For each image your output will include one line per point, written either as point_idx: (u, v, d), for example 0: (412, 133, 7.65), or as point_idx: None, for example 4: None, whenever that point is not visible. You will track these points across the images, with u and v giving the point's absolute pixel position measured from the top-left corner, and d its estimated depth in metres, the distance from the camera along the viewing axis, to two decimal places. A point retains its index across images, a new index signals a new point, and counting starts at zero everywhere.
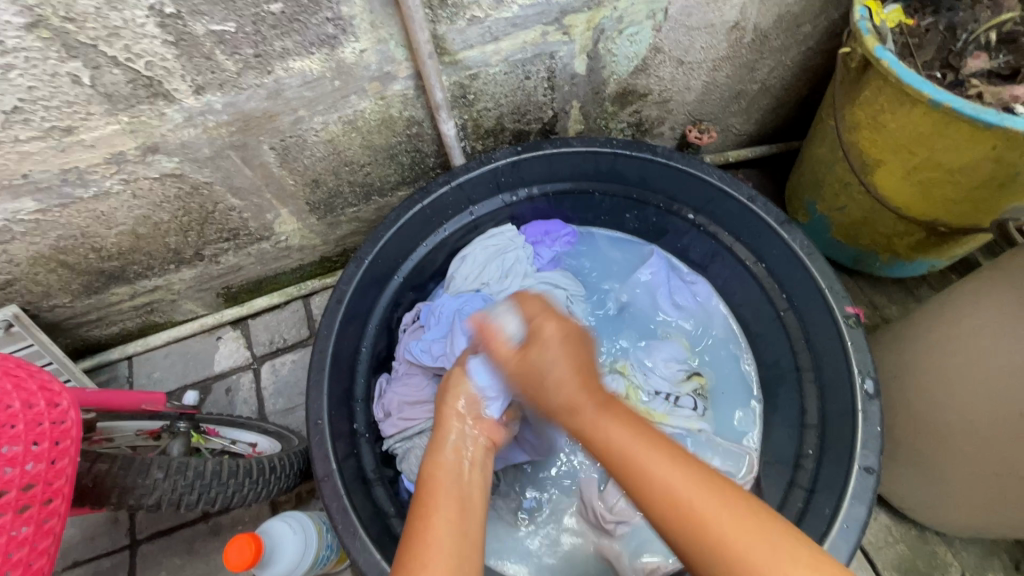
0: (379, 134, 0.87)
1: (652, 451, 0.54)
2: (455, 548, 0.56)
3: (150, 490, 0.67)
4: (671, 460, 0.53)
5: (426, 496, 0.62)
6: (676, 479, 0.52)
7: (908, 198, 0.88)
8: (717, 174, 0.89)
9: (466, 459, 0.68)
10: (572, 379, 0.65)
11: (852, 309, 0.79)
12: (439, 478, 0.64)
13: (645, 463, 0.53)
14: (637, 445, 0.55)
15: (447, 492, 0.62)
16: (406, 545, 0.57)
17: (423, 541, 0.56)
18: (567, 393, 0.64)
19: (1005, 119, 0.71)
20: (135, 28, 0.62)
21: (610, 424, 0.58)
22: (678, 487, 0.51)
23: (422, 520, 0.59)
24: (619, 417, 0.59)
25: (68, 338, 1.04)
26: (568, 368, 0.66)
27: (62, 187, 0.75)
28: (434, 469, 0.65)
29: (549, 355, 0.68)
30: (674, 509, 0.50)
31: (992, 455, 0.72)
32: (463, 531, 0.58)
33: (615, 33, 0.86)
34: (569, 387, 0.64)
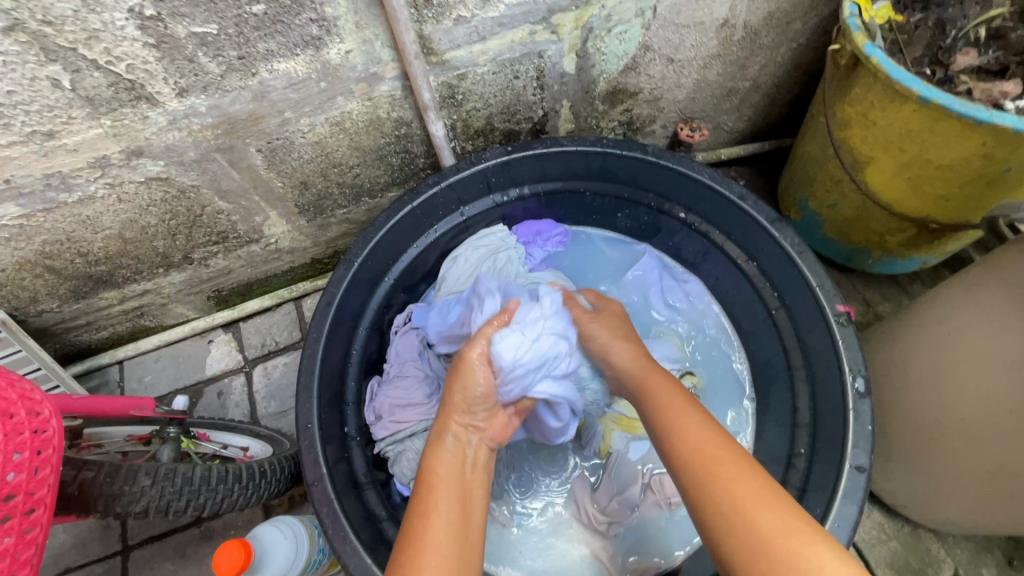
0: (368, 135, 0.86)
1: (689, 416, 0.66)
2: (456, 548, 0.58)
3: (138, 496, 0.67)
4: (705, 425, 0.64)
5: (425, 493, 0.63)
6: (708, 441, 0.62)
7: (899, 195, 0.88)
8: (707, 173, 0.89)
9: (469, 462, 0.68)
10: (636, 358, 0.78)
11: (843, 307, 0.79)
12: (439, 476, 0.65)
13: (673, 415, 0.67)
14: (685, 408, 0.67)
15: (448, 492, 0.63)
16: (404, 543, 0.59)
17: (424, 536, 0.59)
18: (635, 370, 0.76)
19: (994, 116, 0.70)
20: (115, 31, 0.61)
21: (661, 394, 0.70)
22: (705, 446, 0.61)
23: (421, 517, 0.61)
24: (675, 391, 0.71)
25: (57, 344, 1.04)
26: (629, 356, 0.79)
27: (45, 192, 0.75)
28: (435, 466, 0.66)
29: (599, 329, 0.83)
30: (697, 458, 0.61)
31: (983, 453, 0.72)
32: (464, 532, 0.60)
33: (603, 31, 0.86)
34: (637, 365, 0.77)
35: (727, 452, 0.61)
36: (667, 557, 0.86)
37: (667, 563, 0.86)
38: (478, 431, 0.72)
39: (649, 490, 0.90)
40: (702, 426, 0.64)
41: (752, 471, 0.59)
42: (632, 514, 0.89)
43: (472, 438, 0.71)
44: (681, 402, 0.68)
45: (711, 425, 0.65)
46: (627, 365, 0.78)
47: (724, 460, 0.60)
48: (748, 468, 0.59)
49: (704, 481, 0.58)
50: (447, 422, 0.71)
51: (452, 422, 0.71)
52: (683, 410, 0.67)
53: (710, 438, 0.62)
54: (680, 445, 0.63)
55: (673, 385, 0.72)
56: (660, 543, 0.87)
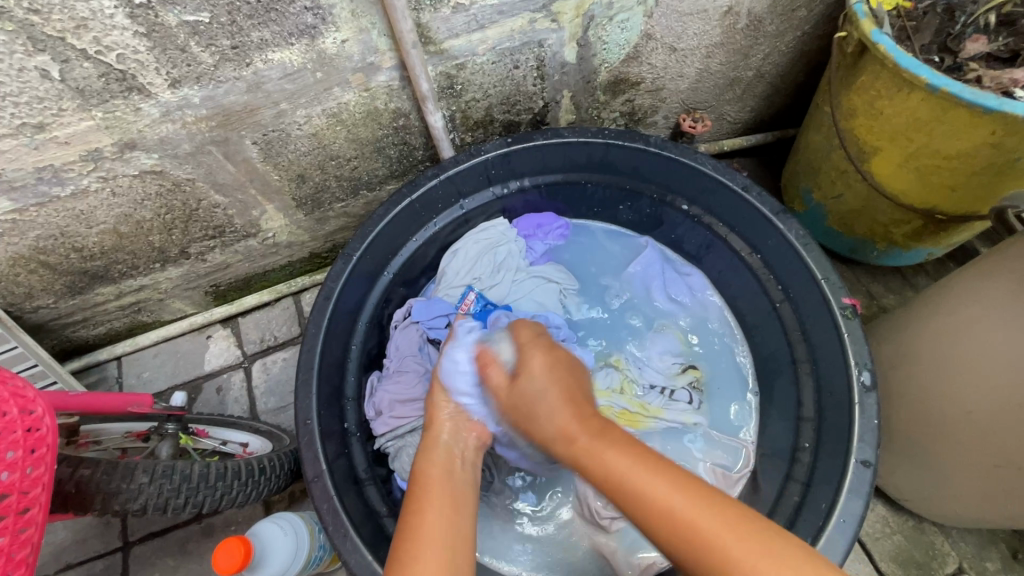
0: (365, 127, 0.85)
1: (648, 475, 0.55)
2: (450, 539, 0.57)
3: (135, 494, 0.66)
4: (673, 482, 0.54)
5: (420, 491, 0.63)
6: (670, 495, 0.53)
7: (905, 186, 0.87)
8: (711, 164, 0.87)
9: (458, 458, 0.69)
10: (561, 402, 0.66)
11: (849, 300, 0.78)
12: (432, 474, 0.65)
13: (633, 481, 0.55)
14: (636, 468, 0.56)
15: (441, 489, 0.63)
16: (401, 541, 0.57)
17: (418, 534, 0.57)
18: (558, 424, 0.65)
19: (1004, 104, 0.69)
20: (105, 19, 0.59)
21: (607, 455, 0.59)
22: (682, 509, 0.51)
23: (416, 515, 0.59)
24: (617, 444, 0.60)
25: (54, 340, 1.03)
26: (556, 401, 0.66)
27: (37, 186, 0.73)
28: (428, 467, 0.66)
29: (537, 384, 0.69)
30: (672, 525, 0.51)
31: (991, 447, 0.71)
32: (456, 525, 0.59)
33: (605, 20, 0.84)
34: (558, 418, 0.65)
35: (705, 510, 0.51)
36: None
37: None
38: (466, 426, 0.74)
39: None
40: (655, 480, 0.54)
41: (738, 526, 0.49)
42: None
43: (463, 434, 0.73)
44: (628, 459, 0.57)
45: (677, 482, 0.54)
46: (547, 430, 0.65)
47: (704, 516, 0.50)
48: (732, 521, 0.50)
49: (695, 551, 0.49)
50: (438, 421, 0.73)
51: (442, 421, 0.73)
52: (639, 470, 0.55)
53: (683, 497, 0.52)
54: (652, 519, 0.52)
55: (602, 438, 0.61)
56: None
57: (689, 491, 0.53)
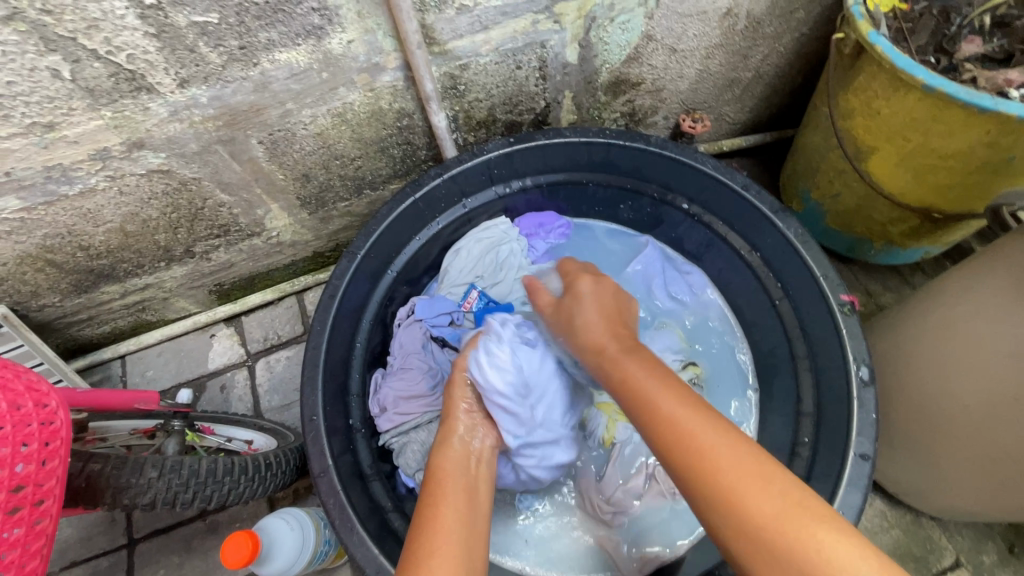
0: (369, 127, 0.86)
1: (671, 395, 0.58)
2: (465, 540, 0.58)
3: (145, 489, 0.66)
4: (689, 405, 0.56)
5: (435, 486, 0.65)
6: (681, 410, 0.56)
7: (902, 185, 0.88)
8: (711, 163, 0.88)
9: (473, 455, 0.72)
10: (598, 316, 0.74)
11: (847, 296, 0.79)
12: (447, 469, 0.68)
13: (648, 390, 0.60)
14: (654, 382, 0.61)
15: (455, 483, 0.65)
16: (416, 534, 0.58)
17: (435, 524, 0.59)
18: (593, 334, 0.72)
19: (999, 104, 0.70)
20: (115, 20, 0.60)
21: (633, 365, 0.65)
22: (693, 426, 0.54)
23: (431, 509, 0.61)
24: (642, 359, 0.65)
25: (59, 338, 1.03)
26: (595, 316, 0.74)
27: (46, 185, 0.74)
28: (443, 462, 0.69)
29: (581, 304, 0.77)
30: (678, 439, 0.54)
31: (987, 440, 0.72)
32: (472, 517, 0.61)
33: (606, 21, 0.85)
34: (596, 328, 0.73)
35: (712, 431, 0.54)
36: (671, 546, 0.86)
37: (671, 552, 0.86)
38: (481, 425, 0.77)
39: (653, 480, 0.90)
40: (674, 402, 0.57)
41: (738, 448, 0.52)
42: (637, 503, 0.89)
43: (478, 431, 0.76)
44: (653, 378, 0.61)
45: (694, 404, 0.57)
46: (582, 338, 0.73)
47: (711, 445, 0.52)
48: (736, 446, 0.52)
49: (696, 470, 0.52)
50: (454, 421, 0.75)
51: (457, 417, 0.76)
52: (659, 389, 0.59)
53: (707, 430, 0.54)
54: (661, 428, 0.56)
55: (633, 355, 0.66)
56: (664, 532, 0.88)
57: (702, 414, 0.56)
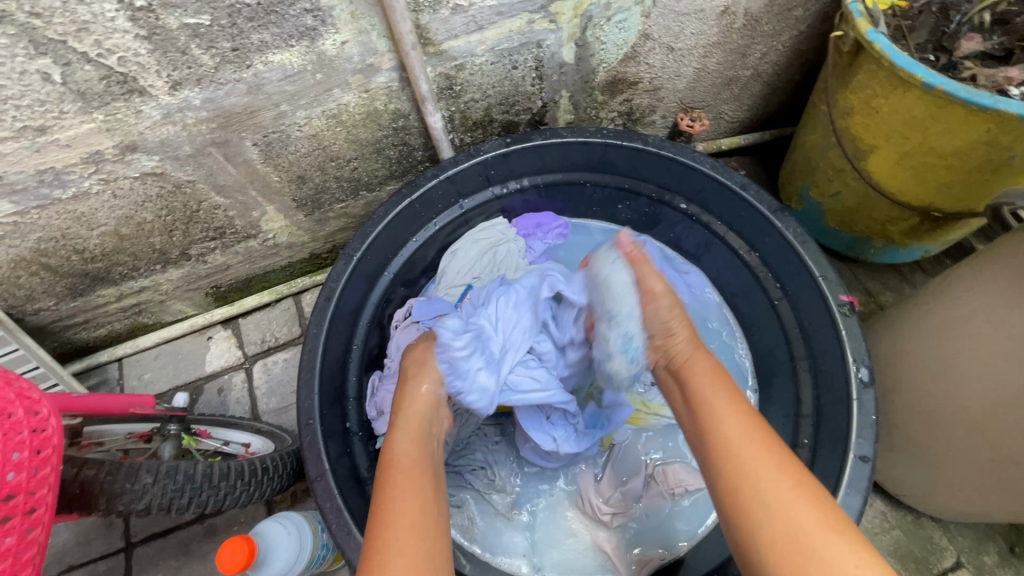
0: (365, 128, 0.85)
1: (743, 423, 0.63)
2: (418, 527, 0.58)
3: (140, 494, 0.66)
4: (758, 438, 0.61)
5: (387, 480, 0.63)
6: (746, 438, 0.61)
7: (901, 183, 0.87)
8: (709, 163, 0.88)
9: (428, 434, 0.71)
10: (686, 330, 0.76)
11: (847, 296, 0.78)
12: (401, 463, 0.65)
13: (714, 410, 0.65)
14: (720, 395, 0.67)
15: (408, 475, 0.63)
16: (373, 532, 0.58)
17: (387, 522, 0.58)
18: (675, 343, 0.75)
19: (999, 102, 0.70)
20: (105, 22, 0.60)
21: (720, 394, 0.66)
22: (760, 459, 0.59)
23: (384, 501, 0.60)
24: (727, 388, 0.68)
25: (55, 342, 1.03)
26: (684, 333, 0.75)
27: (39, 188, 0.74)
28: (395, 452, 0.66)
29: (657, 311, 0.77)
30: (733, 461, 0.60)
31: (987, 441, 0.72)
32: (429, 509, 0.61)
33: (603, 20, 0.84)
34: (679, 340, 0.75)
35: (786, 473, 0.57)
36: (670, 548, 0.86)
37: (671, 554, 0.86)
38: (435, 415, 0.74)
39: (653, 481, 0.90)
40: (743, 426, 0.62)
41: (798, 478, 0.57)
42: (636, 505, 0.89)
43: (432, 408, 0.74)
44: (721, 396, 0.66)
45: (769, 440, 0.61)
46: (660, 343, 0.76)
47: (765, 465, 0.58)
48: (791, 470, 0.57)
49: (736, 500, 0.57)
50: (405, 400, 0.73)
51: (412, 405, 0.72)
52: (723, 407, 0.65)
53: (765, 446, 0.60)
54: (719, 451, 0.61)
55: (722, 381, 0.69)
56: (663, 534, 0.87)
57: (773, 448, 0.60)
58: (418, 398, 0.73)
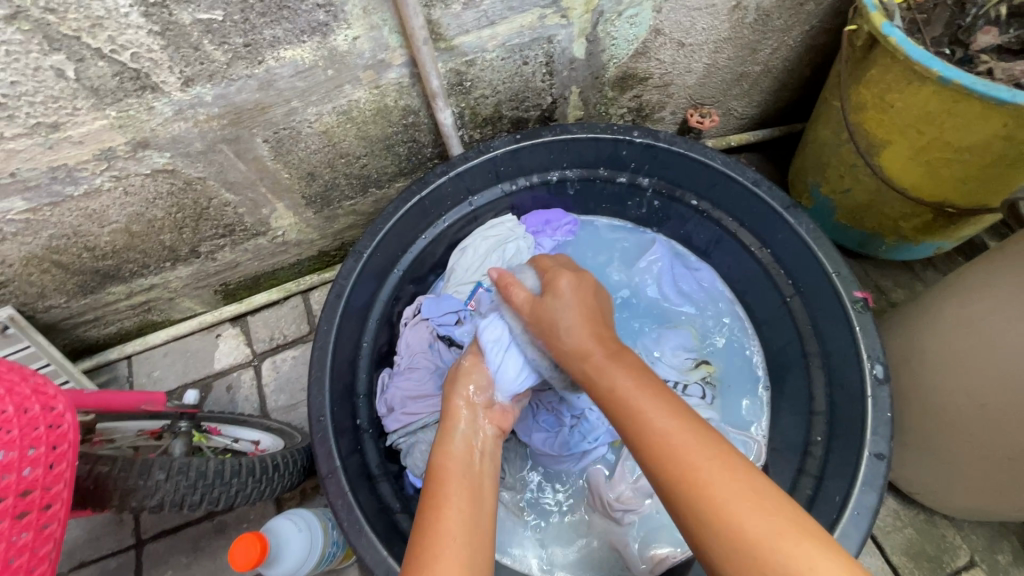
0: (375, 124, 0.85)
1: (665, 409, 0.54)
2: (468, 535, 0.55)
3: (153, 491, 0.66)
4: (685, 421, 0.53)
5: (436, 486, 0.60)
6: (679, 429, 0.52)
7: (915, 179, 0.87)
8: (721, 159, 0.87)
9: (477, 450, 0.65)
10: (580, 321, 0.68)
11: (861, 293, 0.78)
12: (450, 468, 0.62)
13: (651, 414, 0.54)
14: (642, 394, 0.56)
15: (459, 482, 0.60)
16: (420, 534, 0.55)
17: (437, 526, 0.55)
18: (574, 340, 0.66)
19: (1017, 96, 0.69)
20: (119, 18, 0.60)
21: (617, 370, 0.60)
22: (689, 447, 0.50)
23: (434, 509, 0.57)
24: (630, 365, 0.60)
25: (66, 339, 1.03)
26: (577, 316, 0.68)
27: (51, 185, 0.74)
28: (445, 460, 0.63)
29: (559, 302, 0.70)
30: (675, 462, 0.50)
31: (1004, 438, 0.71)
32: (477, 519, 0.56)
33: (614, 15, 0.84)
34: (577, 334, 0.66)
35: (707, 449, 0.50)
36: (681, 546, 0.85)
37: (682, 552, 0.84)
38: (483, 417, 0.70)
39: None
40: (677, 421, 0.53)
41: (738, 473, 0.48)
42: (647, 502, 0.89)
43: (479, 422, 0.69)
44: (645, 394, 0.56)
45: (691, 422, 0.53)
46: (569, 342, 0.67)
47: (696, 460, 0.49)
48: (714, 454, 0.50)
49: (686, 497, 0.48)
50: (454, 410, 0.69)
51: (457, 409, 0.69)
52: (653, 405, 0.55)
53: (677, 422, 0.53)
54: (653, 447, 0.52)
55: (621, 359, 0.62)
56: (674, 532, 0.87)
57: (703, 436, 0.52)
58: (467, 403, 0.70)
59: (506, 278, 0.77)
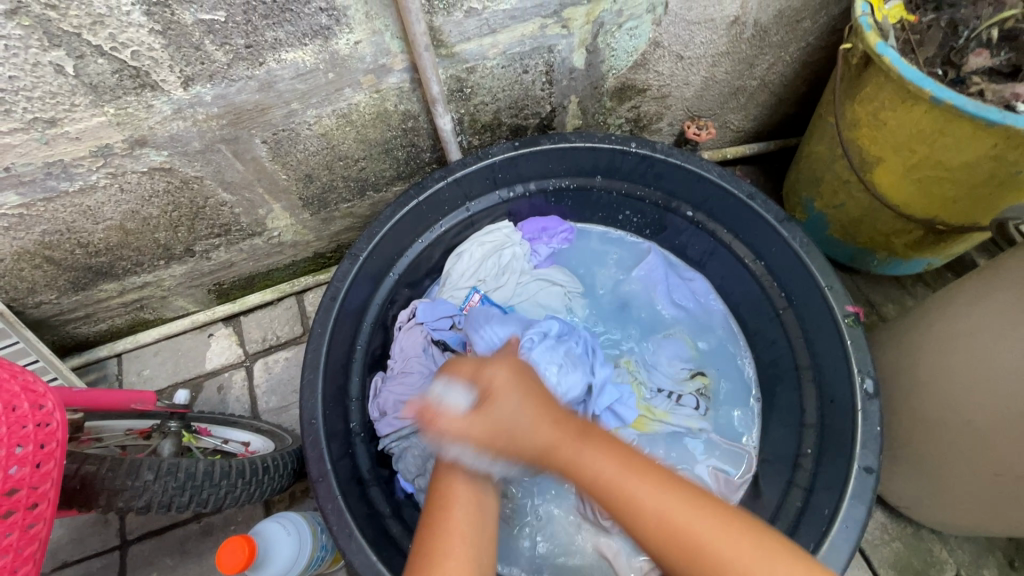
0: (374, 128, 0.85)
1: (666, 497, 0.52)
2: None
3: (140, 492, 0.65)
4: (668, 491, 0.53)
5: (445, 511, 0.57)
6: (677, 513, 0.52)
7: (907, 196, 0.88)
8: (717, 171, 0.88)
9: (489, 481, 0.62)
10: (540, 416, 0.58)
11: (852, 307, 0.78)
12: (456, 494, 0.58)
13: (637, 499, 0.52)
14: (647, 489, 0.53)
15: (465, 516, 0.57)
16: (426, 544, 0.55)
17: (441, 554, 0.54)
18: (540, 439, 0.57)
19: (1007, 117, 0.70)
20: (121, 16, 0.60)
21: (597, 457, 0.55)
22: (674, 513, 0.51)
23: (438, 537, 0.55)
24: (599, 446, 0.57)
25: (55, 335, 1.02)
26: (526, 409, 0.57)
27: (46, 181, 0.73)
28: (452, 484, 0.59)
29: (508, 403, 0.57)
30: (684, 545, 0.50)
31: (991, 455, 0.71)
32: (480, 555, 0.55)
33: (614, 27, 0.85)
34: (538, 432, 0.57)
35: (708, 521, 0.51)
36: None
37: None
38: None
39: None
40: (668, 499, 0.52)
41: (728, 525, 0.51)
42: None
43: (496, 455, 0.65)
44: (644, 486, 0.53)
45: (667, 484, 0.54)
46: (528, 433, 0.57)
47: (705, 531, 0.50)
48: (707, 507, 0.52)
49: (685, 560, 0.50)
50: None
51: None
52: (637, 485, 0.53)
53: (669, 497, 0.52)
54: (657, 538, 0.51)
55: (569, 436, 0.57)
56: None
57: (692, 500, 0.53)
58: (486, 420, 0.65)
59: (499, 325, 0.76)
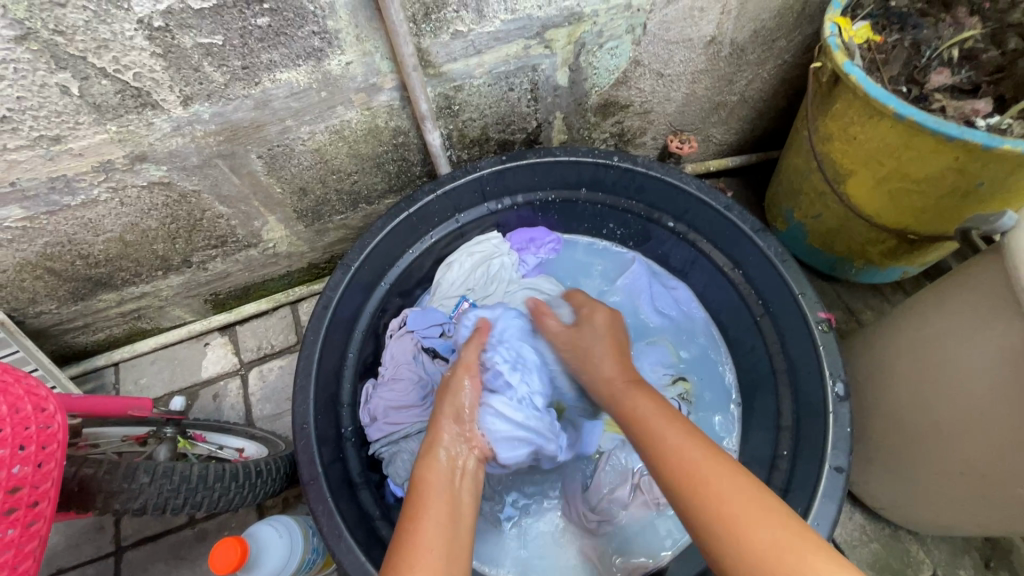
0: (366, 143, 0.89)
1: (689, 441, 0.62)
2: (447, 549, 0.59)
3: (136, 494, 0.68)
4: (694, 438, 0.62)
5: (420, 499, 0.64)
6: (695, 450, 0.61)
7: (879, 206, 0.91)
8: (695, 184, 0.92)
9: (458, 469, 0.69)
10: (612, 356, 0.80)
11: (824, 314, 0.82)
12: (430, 480, 0.66)
13: (662, 435, 0.64)
14: (670, 428, 0.64)
15: (438, 500, 0.64)
16: (398, 544, 0.60)
17: (416, 536, 0.59)
18: (605, 366, 0.78)
19: (965, 133, 0.74)
20: (124, 41, 0.63)
21: (640, 398, 0.71)
22: (686, 447, 0.61)
23: (413, 522, 0.61)
24: (649, 395, 0.71)
25: (54, 345, 1.05)
26: (607, 349, 0.81)
27: (49, 195, 0.77)
28: (426, 472, 0.67)
29: (595, 332, 0.84)
30: (685, 473, 0.59)
31: (956, 454, 0.75)
32: (455, 533, 0.61)
33: (595, 47, 0.89)
34: (607, 360, 0.79)
35: (714, 464, 0.59)
36: (654, 556, 0.88)
37: (654, 563, 0.88)
38: (467, 437, 0.73)
39: (639, 490, 0.91)
40: (685, 435, 0.63)
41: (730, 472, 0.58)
42: (622, 514, 0.90)
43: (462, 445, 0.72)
44: (674, 429, 0.64)
45: (696, 434, 0.63)
46: (599, 368, 0.79)
47: (704, 469, 0.59)
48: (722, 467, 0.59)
49: (682, 488, 0.58)
50: (440, 433, 0.72)
51: (442, 425, 0.73)
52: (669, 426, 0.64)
53: (689, 439, 0.62)
54: (670, 463, 0.61)
55: (639, 389, 0.73)
56: (647, 543, 0.89)
57: (710, 454, 0.60)
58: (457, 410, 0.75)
59: (541, 312, 0.91)
